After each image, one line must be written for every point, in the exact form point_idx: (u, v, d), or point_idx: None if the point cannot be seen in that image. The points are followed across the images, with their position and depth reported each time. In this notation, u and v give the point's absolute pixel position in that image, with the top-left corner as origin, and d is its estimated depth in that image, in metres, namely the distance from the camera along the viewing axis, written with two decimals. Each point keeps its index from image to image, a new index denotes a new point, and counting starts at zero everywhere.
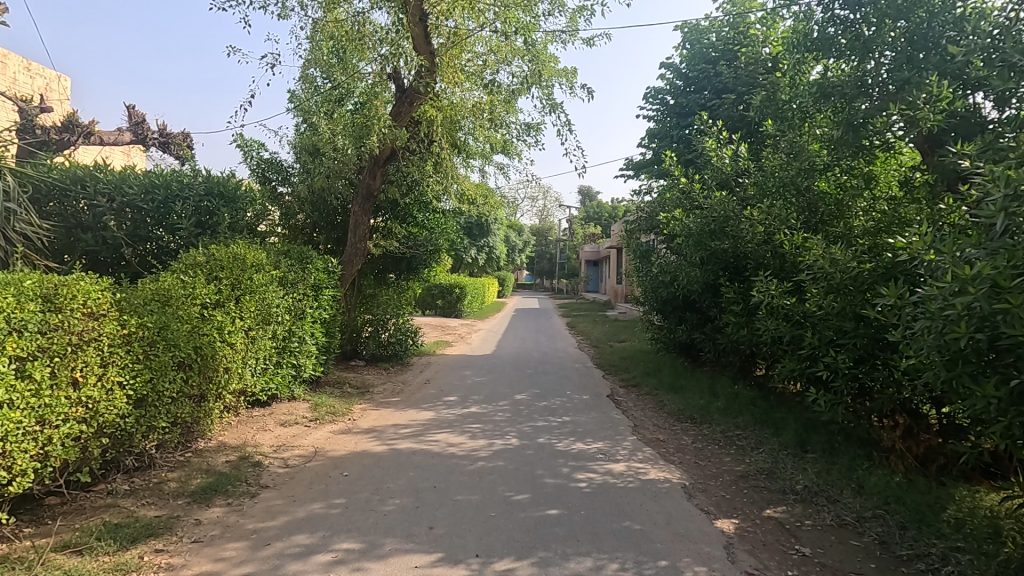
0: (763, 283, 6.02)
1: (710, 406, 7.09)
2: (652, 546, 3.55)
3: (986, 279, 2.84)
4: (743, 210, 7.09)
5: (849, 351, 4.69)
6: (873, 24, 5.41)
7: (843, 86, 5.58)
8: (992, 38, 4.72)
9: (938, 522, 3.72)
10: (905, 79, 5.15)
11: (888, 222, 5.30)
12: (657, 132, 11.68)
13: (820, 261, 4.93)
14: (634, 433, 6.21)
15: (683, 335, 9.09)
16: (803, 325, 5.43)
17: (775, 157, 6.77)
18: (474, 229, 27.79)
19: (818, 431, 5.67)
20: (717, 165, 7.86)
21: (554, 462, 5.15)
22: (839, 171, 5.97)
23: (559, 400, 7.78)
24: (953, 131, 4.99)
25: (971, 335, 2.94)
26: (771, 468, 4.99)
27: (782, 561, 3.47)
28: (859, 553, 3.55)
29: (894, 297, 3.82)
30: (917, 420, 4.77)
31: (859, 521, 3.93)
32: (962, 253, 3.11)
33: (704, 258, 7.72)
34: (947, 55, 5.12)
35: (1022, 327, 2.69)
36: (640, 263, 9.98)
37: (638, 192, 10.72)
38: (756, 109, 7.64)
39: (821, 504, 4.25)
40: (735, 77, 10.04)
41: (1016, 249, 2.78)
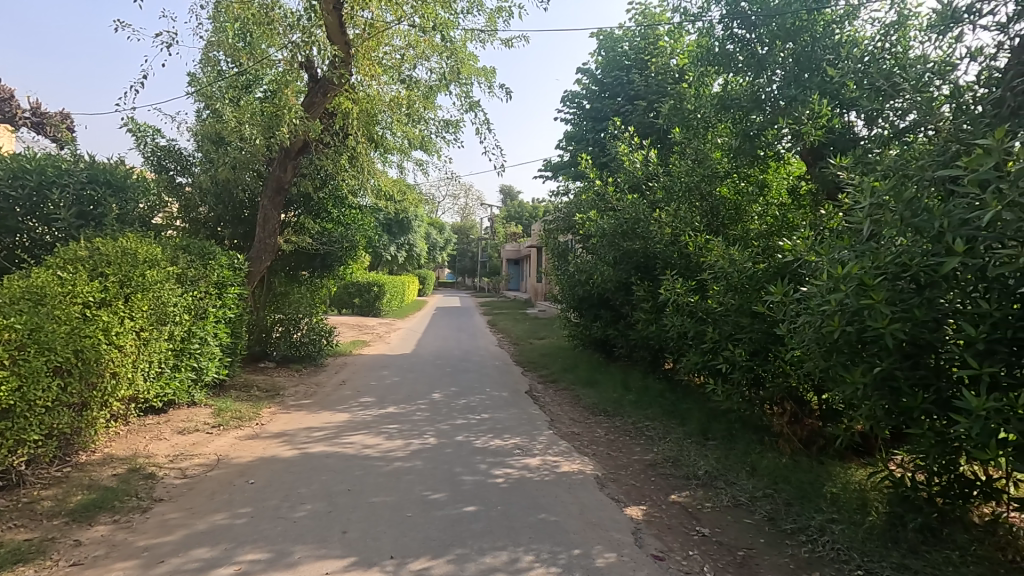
0: (670, 282, 6.40)
1: (622, 399, 7.40)
2: (566, 537, 3.66)
3: (854, 278, 3.19)
4: (652, 213, 7.47)
5: (744, 345, 5.08)
6: (766, 44, 6.03)
7: (742, 99, 6.10)
8: (863, 63, 5.20)
9: (817, 497, 4.11)
10: (793, 96, 5.72)
11: (779, 226, 5.69)
12: (574, 135, 12.15)
13: (721, 261, 5.32)
14: (551, 428, 6.37)
15: (598, 332, 9.42)
16: (705, 321, 5.82)
17: (682, 163, 6.99)
18: (393, 225, 27.31)
19: (718, 419, 6.09)
20: (629, 169, 8.28)
21: (472, 460, 5.17)
22: (737, 178, 6.35)
23: (479, 397, 7.81)
24: (834, 145, 5.57)
25: (843, 328, 3.28)
26: (677, 456, 5.31)
27: (684, 542, 3.71)
28: (752, 530, 3.86)
29: (780, 295, 4.23)
30: (801, 407, 5.18)
31: (751, 501, 4.27)
32: (837, 255, 3.47)
33: (617, 258, 8.07)
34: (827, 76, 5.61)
35: (882, 321, 3.04)
36: (557, 262, 10.28)
37: (557, 192, 10.98)
38: (665, 117, 8.03)
39: (719, 486, 4.58)
40: (646, 86, 10.50)
41: (878, 252, 3.15)
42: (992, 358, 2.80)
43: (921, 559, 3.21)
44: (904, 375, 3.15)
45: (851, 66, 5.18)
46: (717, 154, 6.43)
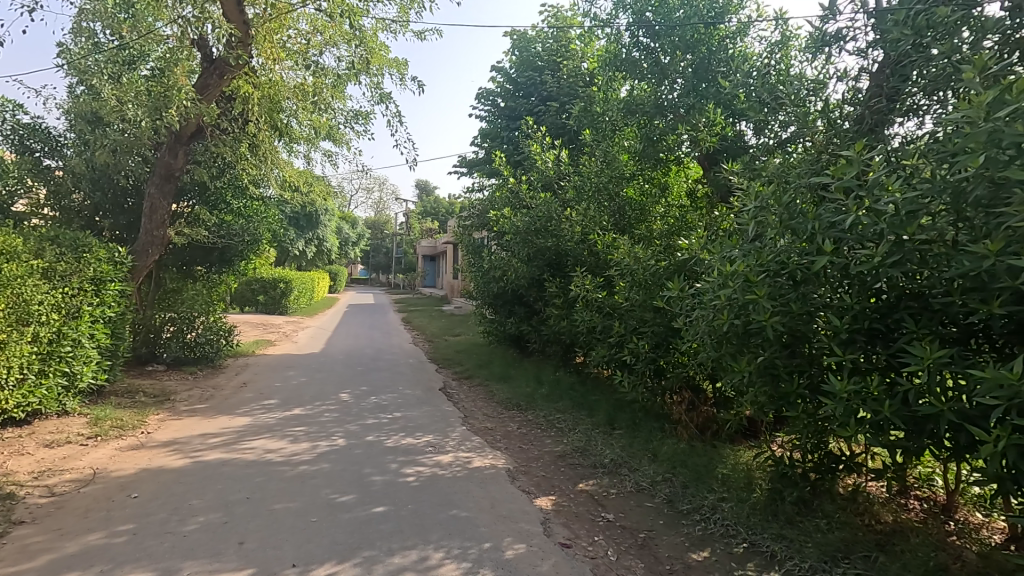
0: (579, 278, 6.64)
1: (535, 393, 7.56)
2: (477, 531, 3.69)
3: (741, 275, 3.47)
4: (563, 211, 7.69)
5: (648, 338, 5.37)
6: (668, 54, 6.38)
7: (646, 105, 6.44)
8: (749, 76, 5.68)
9: (711, 478, 4.42)
10: (691, 105, 6.18)
11: (679, 226, 5.99)
12: (488, 133, 12.21)
13: (627, 259, 5.59)
14: (464, 424, 6.37)
15: (512, 327, 9.55)
16: (612, 316, 6.09)
17: (593, 164, 7.26)
18: (301, 219, 26.08)
19: (623, 409, 6.39)
20: (541, 168, 8.46)
21: (383, 459, 5.06)
22: (643, 180, 6.61)
23: (391, 396, 7.65)
24: (727, 151, 6.04)
25: (731, 321, 3.56)
26: (585, 446, 5.51)
27: (590, 528, 3.86)
28: (652, 513, 4.10)
29: (677, 290, 4.53)
30: (697, 394, 5.51)
31: (651, 485, 4.53)
32: (726, 254, 3.77)
33: (530, 255, 8.20)
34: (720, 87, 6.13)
35: (764, 315, 3.31)
36: (472, 258, 10.38)
37: (471, 188, 10.98)
38: (576, 117, 8.28)
39: (623, 473, 4.81)
40: (558, 87, 10.76)
41: (762, 252, 3.45)
42: (853, 346, 3.10)
43: (796, 529, 3.56)
44: (783, 363, 3.42)
45: (741, 80, 5.64)
46: (624, 156, 6.74)
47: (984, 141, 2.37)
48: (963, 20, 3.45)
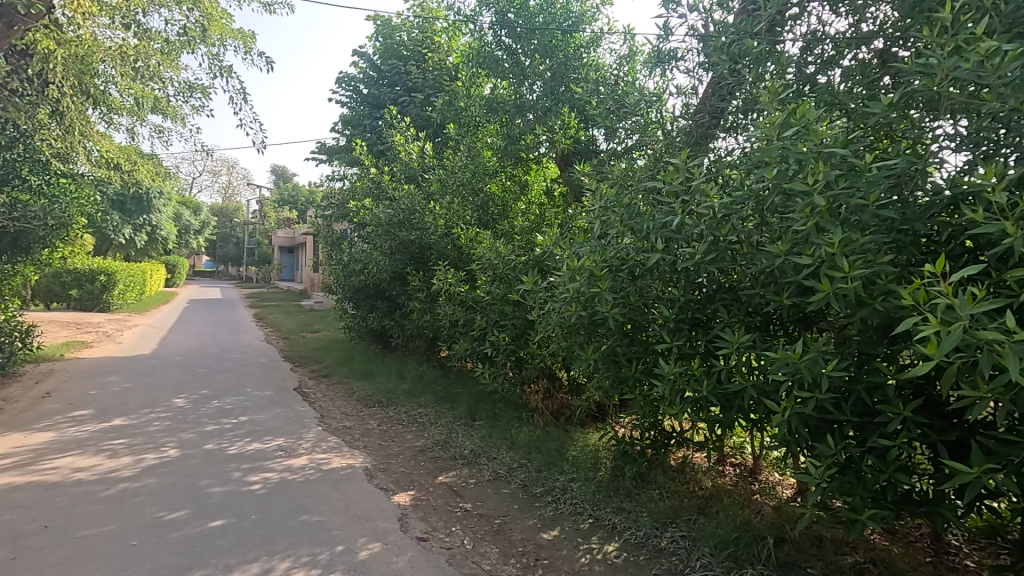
0: (442, 272, 6.64)
1: (397, 388, 7.41)
2: (329, 535, 3.53)
3: (586, 269, 3.74)
4: (427, 204, 7.63)
5: (507, 331, 5.55)
6: (528, 57, 6.68)
7: (508, 104, 6.67)
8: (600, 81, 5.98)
9: (562, 461, 4.67)
10: (548, 108, 6.38)
11: (538, 223, 6.26)
12: (350, 120, 11.72)
13: (489, 253, 5.70)
14: (319, 425, 6.05)
15: (375, 322, 9.26)
16: (474, 310, 6.18)
17: (457, 158, 7.26)
18: (128, 203, 22.83)
19: (484, 400, 6.51)
20: (405, 160, 8.28)
21: (224, 468, 4.62)
22: (505, 177, 6.81)
23: (236, 399, 7.01)
24: (578, 154, 6.29)
25: (578, 313, 3.83)
26: (446, 439, 5.53)
27: (448, 520, 3.90)
28: (508, 499, 4.25)
29: (530, 284, 4.74)
30: (553, 382, 5.73)
31: (508, 472, 4.69)
32: (574, 250, 4.03)
33: (393, 248, 8.02)
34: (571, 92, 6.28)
35: (606, 306, 3.62)
36: (332, 251, 9.89)
37: (331, 176, 10.44)
38: (440, 111, 8.30)
39: (482, 463, 4.92)
40: (423, 79, 10.63)
41: (605, 249, 3.74)
42: (680, 333, 3.45)
43: (633, 501, 3.92)
44: (623, 351, 3.76)
45: (592, 87, 5.93)
46: (487, 153, 6.89)
47: (776, 156, 2.78)
48: (769, 53, 3.97)
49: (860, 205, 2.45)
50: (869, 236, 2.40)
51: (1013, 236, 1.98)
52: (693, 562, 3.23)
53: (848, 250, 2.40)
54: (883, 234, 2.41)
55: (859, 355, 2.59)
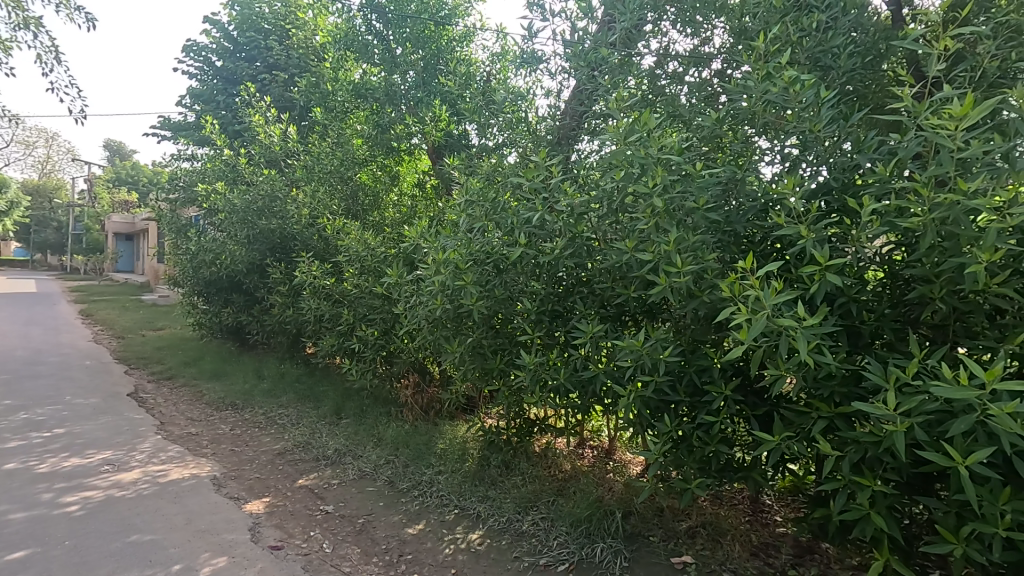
0: (306, 264, 6.27)
1: (254, 389, 6.86)
2: (164, 554, 3.19)
3: (450, 262, 3.75)
4: (290, 191, 7.17)
5: (376, 326, 5.39)
6: (399, 45, 6.50)
7: (378, 91, 6.45)
8: (466, 77, 5.90)
9: (430, 454, 4.63)
10: (420, 98, 6.35)
11: (409, 215, 6.14)
12: (201, 94, 10.62)
13: (356, 245, 5.50)
14: (159, 433, 5.42)
15: (229, 318, 8.46)
16: (341, 304, 5.93)
17: (324, 144, 6.83)
18: None
19: (352, 397, 6.25)
20: (265, 142, 7.61)
21: (30, 490, 3.95)
22: (377, 167, 6.48)
23: (51, 409, 6.03)
24: (448, 147, 6.29)
25: (442, 306, 3.85)
26: (307, 440, 5.23)
27: (307, 525, 3.71)
28: (373, 496, 4.15)
29: (396, 277, 4.69)
30: (423, 376, 5.59)
31: (374, 469, 4.56)
32: (440, 243, 4.03)
33: (251, 238, 7.41)
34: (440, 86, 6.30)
35: (471, 298, 3.70)
36: (178, 239, 8.89)
37: (177, 155, 9.36)
38: (305, 92, 7.83)
39: (346, 462, 4.74)
40: (287, 56, 9.92)
41: (471, 243, 3.79)
42: (540, 325, 3.60)
43: (498, 489, 4.03)
44: (488, 343, 3.87)
45: (459, 81, 5.95)
46: (356, 141, 6.44)
47: (624, 160, 3.01)
48: (626, 63, 4.22)
49: (692, 208, 2.74)
50: (698, 236, 2.69)
51: (805, 239, 2.34)
52: (551, 542, 3.41)
53: (682, 247, 2.67)
54: (710, 234, 2.71)
55: (691, 342, 2.89)
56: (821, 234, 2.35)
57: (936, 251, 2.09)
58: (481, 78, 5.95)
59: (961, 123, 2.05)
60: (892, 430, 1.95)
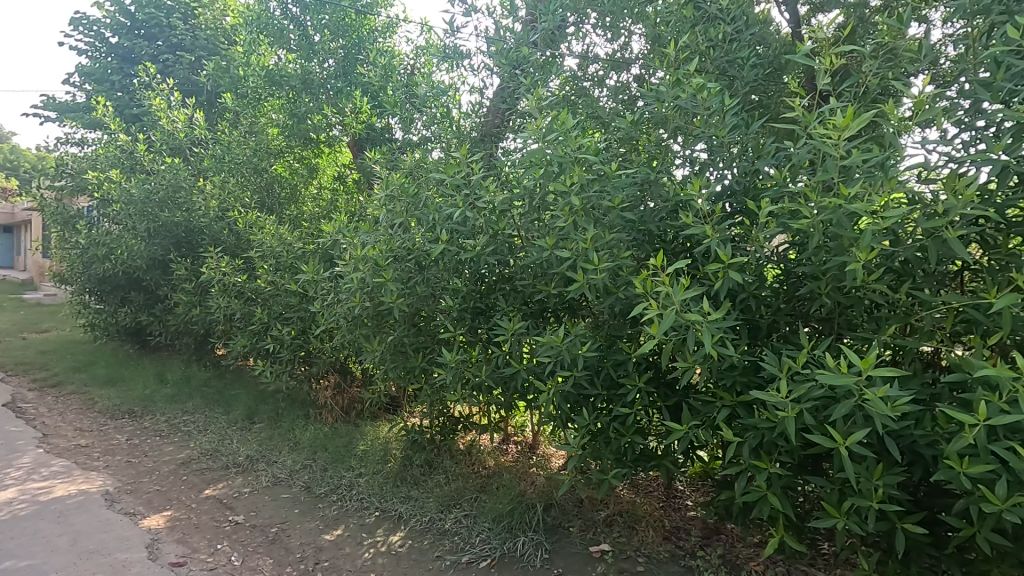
0: (214, 260, 5.88)
1: (155, 394, 6.34)
2: None
3: (370, 259, 3.69)
4: (196, 181, 6.70)
5: (293, 325, 5.14)
6: (317, 32, 6.22)
7: (293, 79, 6.11)
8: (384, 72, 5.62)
9: (350, 457, 4.48)
10: (339, 88, 6.11)
11: (328, 210, 5.89)
12: (92, 73, 9.69)
13: (270, 240, 5.22)
14: (41, 446, 4.91)
15: (126, 318, 7.76)
16: (254, 302, 5.62)
17: (236, 132, 6.45)
18: None
19: (266, 400, 5.87)
20: (167, 129, 7.00)
21: None
22: (293, 159, 6.23)
23: None
24: (369, 141, 5.97)
25: (361, 304, 3.85)
26: (216, 447, 4.91)
27: (213, 538, 3.53)
28: (288, 503, 3.99)
29: (311, 274, 4.54)
30: (344, 377, 5.40)
31: (290, 475, 4.36)
32: (360, 238, 3.91)
33: (151, 231, 6.85)
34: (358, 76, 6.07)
35: (392, 296, 3.64)
36: (66, 231, 8.07)
37: (64, 139, 8.49)
38: (214, 76, 7.35)
39: (259, 469, 4.49)
40: (193, 36, 9.23)
41: (391, 239, 3.71)
42: (462, 322, 3.59)
43: (421, 489, 3.97)
44: (410, 341, 3.81)
45: (374, 66, 5.69)
46: (272, 130, 6.17)
47: (542, 158, 3.04)
48: (547, 63, 4.27)
49: (608, 207, 2.83)
50: (614, 234, 2.79)
51: (710, 238, 2.48)
52: (474, 539, 3.41)
53: (598, 245, 2.75)
54: (625, 233, 2.81)
55: (608, 337, 2.98)
56: (725, 234, 2.51)
57: (822, 250, 2.29)
58: (403, 72, 5.66)
59: (842, 134, 2.25)
60: (784, 415, 2.11)
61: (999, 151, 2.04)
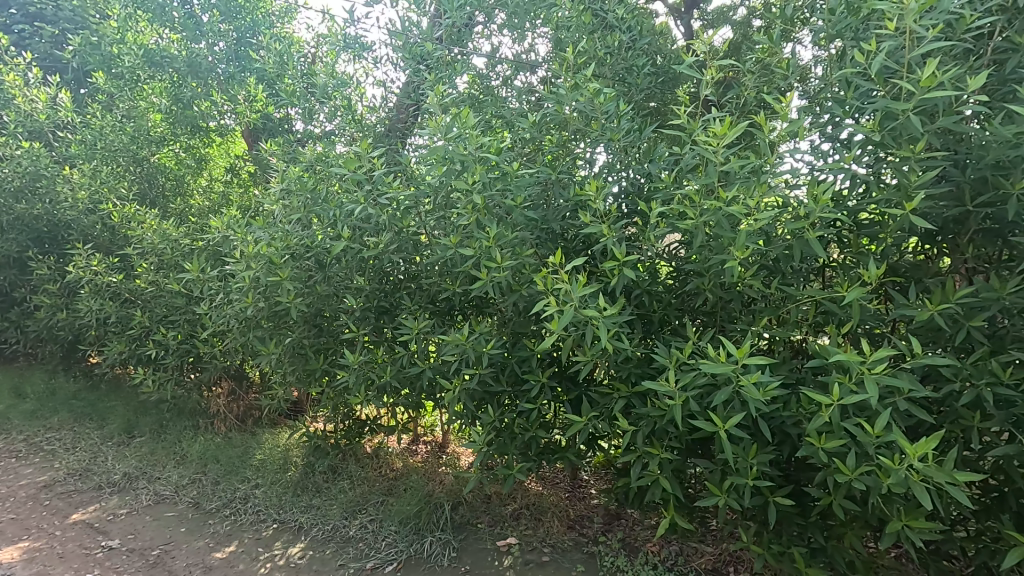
0: (82, 257, 5.19)
1: (12, 409, 5.56)
2: None
3: (265, 257, 3.53)
4: (60, 170, 5.88)
5: (179, 329, 4.74)
6: (206, 13, 5.79)
7: (177, 60, 5.59)
8: (276, 57, 5.15)
9: (245, 467, 4.20)
10: (231, 74, 5.71)
11: (219, 204, 5.51)
12: None
13: (150, 236, 4.74)
14: None
15: None
16: (132, 303, 5.14)
17: (108, 116, 5.75)
18: None
19: (148, 412, 5.19)
20: (25, 110, 6.03)
21: None
22: (178, 148, 5.74)
23: None
24: (267, 131, 5.50)
25: (255, 304, 3.68)
26: (86, 465, 4.42)
27: (81, 567, 3.34)
28: (173, 522, 3.73)
29: (197, 272, 4.24)
30: (239, 383, 5.06)
31: (176, 491, 4.05)
32: (253, 235, 3.69)
33: (4, 226, 6.04)
34: (250, 61, 5.71)
35: (288, 296, 3.49)
36: None
37: None
38: (82, 54, 6.58)
39: (139, 486, 4.13)
40: (54, 7, 8.17)
41: (288, 236, 3.53)
42: (366, 322, 3.49)
43: (323, 496, 3.82)
44: (310, 343, 3.67)
45: (266, 47, 5.30)
46: (153, 116, 5.58)
47: (443, 155, 2.99)
48: (452, 61, 4.24)
49: (511, 206, 2.88)
50: (516, 233, 2.84)
51: (607, 237, 2.59)
52: (379, 543, 3.34)
53: (501, 243, 2.78)
54: (527, 232, 2.88)
55: (512, 334, 3.03)
56: (620, 234, 2.63)
57: (706, 249, 2.47)
58: (302, 59, 5.24)
59: (721, 141, 2.43)
60: (672, 403, 2.26)
61: (849, 161, 2.30)
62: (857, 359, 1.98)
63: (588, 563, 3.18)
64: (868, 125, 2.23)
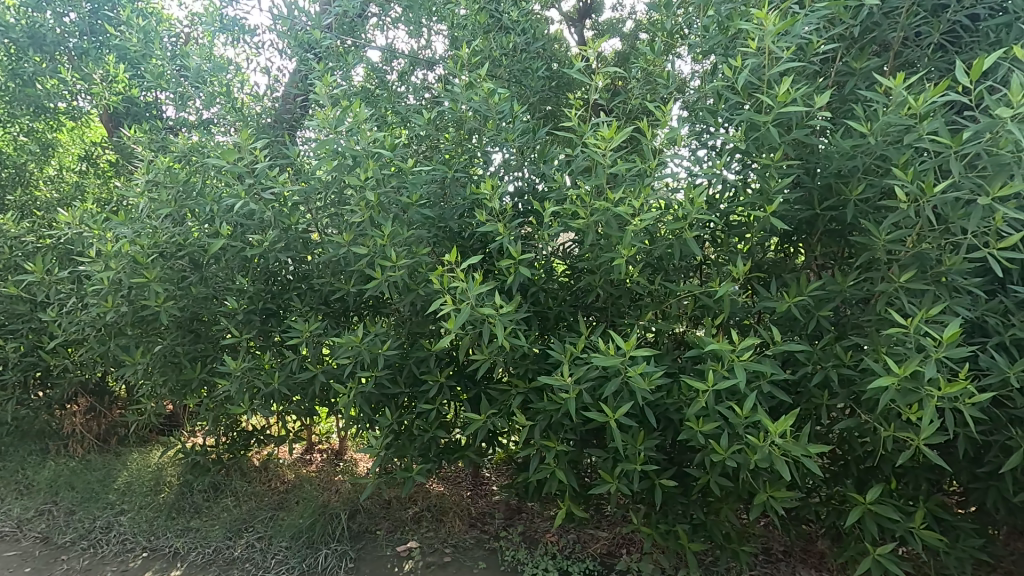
0: None
1: None
2: None
3: (127, 255, 3.15)
4: None
5: (22, 341, 4.06)
6: None
7: (14, 30, 4.81)
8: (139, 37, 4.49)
9: (107, 492, 3.73)
10: (84, 50, 4.96)
11: (71, 195, 4.86)
12: None
13: None
14: None
15: None
16: None
17: None
18: None
19: None
20: None
21: None
22: (17, 131, 4.97)
23: None
24: (129, 115, 4.99)
25: (116, 308, 3.26)
26: None
27: None
28: (13, 563, 3.28)
29: (40, 274, 3.70)
30: (99, 398, 4.50)
31: (18, 527, 3.56)
32: (111, 230, 3.28)
33: None
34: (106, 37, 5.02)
35: (157, 298, 3.16)
36: None
37: None
38: None
39: None
40: None
41: (156, 232, 3.19)
42: (250, 326, 3.23)
43: (203, 516, 3.51)
44: (184, 350, 3.36)
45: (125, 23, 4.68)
46: None
47: (332, 150, 2.84)
48: (345, 52, 4.05)
49: (406, 204, 2.82)
50: (412, 231, 2.78)
51: (503, 236, 2.61)
52: (268, 561, 3.14)
53: (396, 241, 2.71)
54: (424, 230, 2.83)
55: (410, 334, 2.97)
56: (516, 232, 2.66)
57: (596, 247, 2.58)
58: (172, 39, 4.76)
59: (609, 144, 2.54)
60: (566, 397, 2.33)
61: (722, 168, 2.52)
62: (729, 347, 2.16)
63: (489, 559, 3.20)
64: (736, 135, 2.45)
